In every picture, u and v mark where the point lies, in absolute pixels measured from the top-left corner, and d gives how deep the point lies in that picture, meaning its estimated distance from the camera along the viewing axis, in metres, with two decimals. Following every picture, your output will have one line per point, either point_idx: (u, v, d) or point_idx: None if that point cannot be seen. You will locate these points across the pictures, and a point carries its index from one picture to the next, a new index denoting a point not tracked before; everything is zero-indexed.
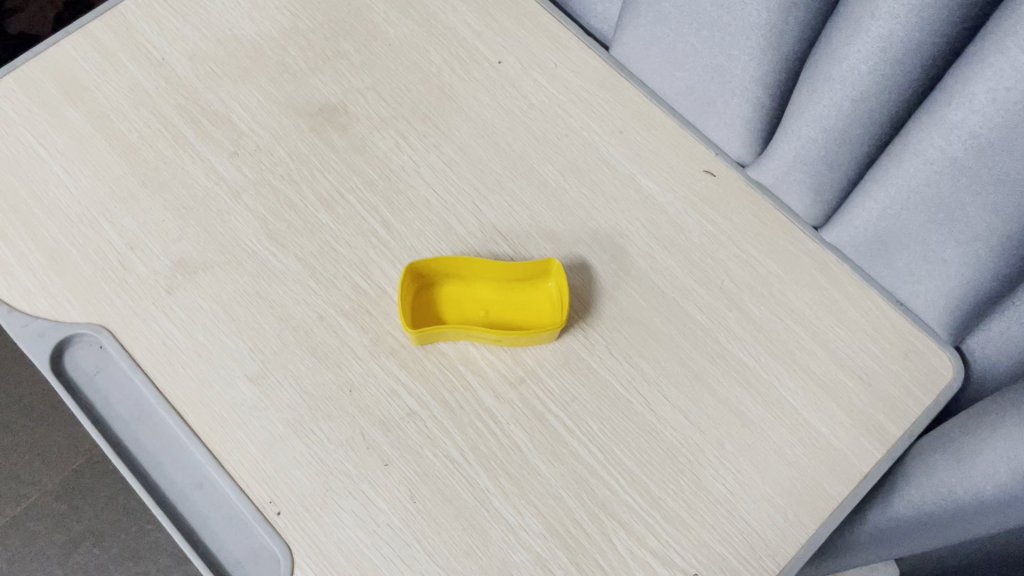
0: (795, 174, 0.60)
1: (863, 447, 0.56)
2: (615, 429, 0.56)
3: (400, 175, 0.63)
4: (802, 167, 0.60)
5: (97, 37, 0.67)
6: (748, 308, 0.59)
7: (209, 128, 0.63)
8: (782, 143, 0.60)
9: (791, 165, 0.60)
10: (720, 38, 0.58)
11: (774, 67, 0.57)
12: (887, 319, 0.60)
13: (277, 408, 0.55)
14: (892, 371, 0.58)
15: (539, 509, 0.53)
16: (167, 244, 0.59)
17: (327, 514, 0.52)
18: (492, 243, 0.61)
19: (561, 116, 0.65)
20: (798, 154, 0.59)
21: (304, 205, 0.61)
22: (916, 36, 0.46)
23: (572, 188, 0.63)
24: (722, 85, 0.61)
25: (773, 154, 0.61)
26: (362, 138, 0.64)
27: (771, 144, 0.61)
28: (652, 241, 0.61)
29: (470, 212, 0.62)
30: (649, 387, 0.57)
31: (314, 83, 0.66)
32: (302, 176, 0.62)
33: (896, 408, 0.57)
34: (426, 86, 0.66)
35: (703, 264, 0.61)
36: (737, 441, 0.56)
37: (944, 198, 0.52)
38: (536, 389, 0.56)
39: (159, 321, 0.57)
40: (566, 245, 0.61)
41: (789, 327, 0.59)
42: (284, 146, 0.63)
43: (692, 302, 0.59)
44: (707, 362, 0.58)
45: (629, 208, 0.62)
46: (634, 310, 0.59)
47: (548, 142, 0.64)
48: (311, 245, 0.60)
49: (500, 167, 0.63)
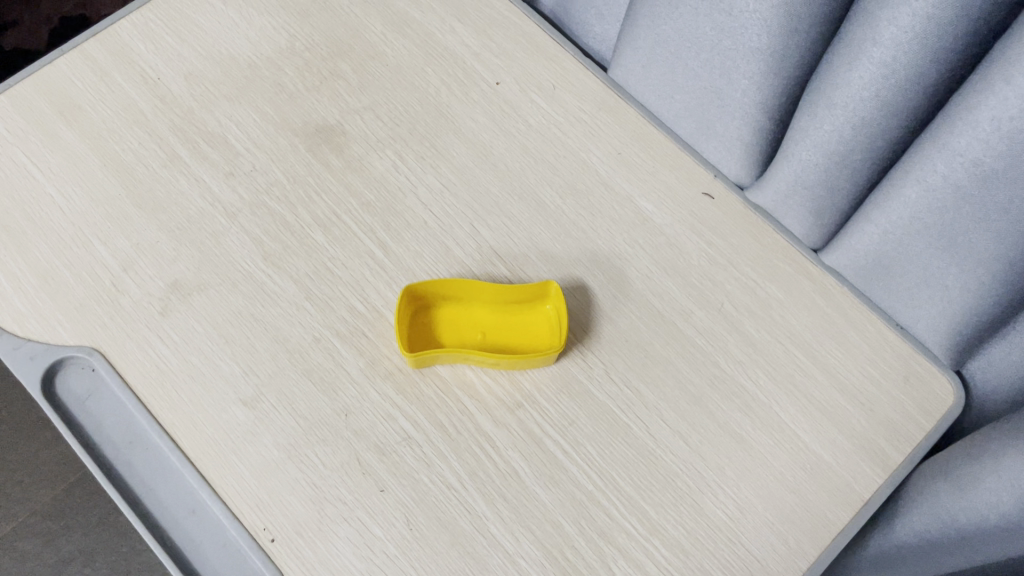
0: (795, 198, 0.60)
1: (863, 472, 0.56)
2: (615, 455, 0.55)
3: (398, 196, 0.62)
4: (801, 190, 0.59)
5: (92, 55, 0.66)
6: (748, 332, 0.59)
7: (204, 147, 0.63)
8: (782, 167, 0.59)
9: (791, 188, 0.60)
10: (720, 61, 0.58)
11: (773, 91, 0.56)
12: (888, 343, 0.59)
13: (272, 432, 0.54)
14: (893, 396, 0.58)
15: (537, 536, 0.53)
16: (161, 265, 0.59)
17: (321, 541, 0.52)
18: (490, 265, 0.60)
19: (560, 136, 0.65)
20: (797, 177, 0.58)
21: (300, 226, 0.61)
22: (919, 63, 0.46)
23: (570, 209, 0.62)
24: (720, 109, 0.61)
25: (772, 177, 0.61)
26: (359, 158, 0.63)
27: (771, 167, 0.61)
28: (651, 264, 0.61)
29: (468, 233, 0.61)
30: (648, 412, 0.56)
31: (312, 103, 0.65)
32: (299, 197, 0.62)
33: (898, 433, 0.57)
34: (424, 107, 0.66)
35: (702, 286, 0.60)
36: (737, 466, 0.55)
37: (946, 224, 0.51)
38: (535, 414, 0.56)
39: (153, 344, 0.57)
40: (565, 267, 0.60)
41: (789, 351, 0.59)
42: (280, 166, 0.63)
43: (692, 325, 0.59)
44: (707, 386, 0.57)
45: (628, 229, 0.62)
46: (634, 333, 0.59)
47: (546, 163, 0.64)
48: (307, 267, 0.59)
49: (498, 188, 0.63)
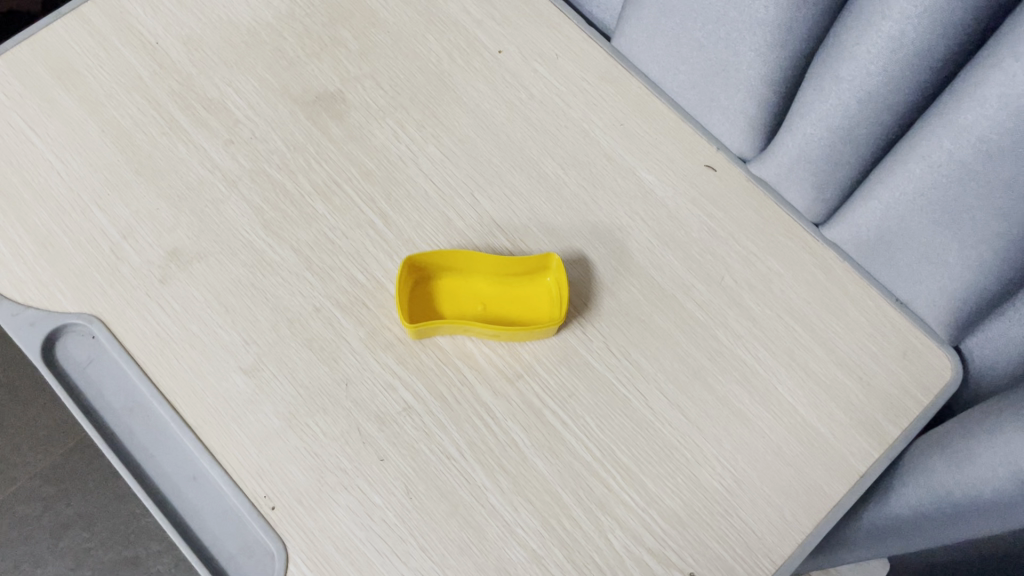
0: (798, 172, 0.60)
1: (860, 446, 0.56)
2: (613, 426, 0.55)
3: (398, 165, 0.62)
4: (805, 164, 0.59)
5: (90, 19, 0.65)
6: (747, 306, 0.59)
7: (203, 114, 0.62)
8: (786, 140, 0.59)
9: (795, 162, 0.59)
10: (725, 34, 0.57)
11: (779, 65, 0.55)
12: (886, 317, 0.60)
13: (272, 401, 0.54)
14: (890, 371, 0.58)
15: (536, 506, 0.53)
16: (160, 233, 0.59)
17: (321, 509, 0.52)
18: (490, 236, 0.60)
19: (561, 107, 0.64)
20: (801, 151, 0.58)
21: (300, 194, 0.60)
22: (928, 38, 0.46)
23: (571, 180, 0.62)
24: (725, 82, 0.60)
25: (776, 150, 0.60)
26: (359, 127, 0.63)
27: (775, 141, 0.60)
28: (651, 236, 0.61)
29: (469, 204, 0.61)
30: (647, 384, 0.57)
31: (311, 70, 0.65)
32: (299, 165, 0.61)
33: (894, 408, 0.57)
34: (425, 76, 0.65)
35: (702, 260, 0.60)
36: (734, 439, 0.56)
37: (950, 202, 0.51)
38: (534, 385, 0.56)
39: (153, 312, 0.57)
40: (565, 239, 0.60)
41: (789, 325, 0.59)
42: (279, 134, 0.62)
43: (691, 299, 0.59)
44: (706, 359, 0.57)
45: (629, 201, 0.62)
46: (633, 305, 0.59)
47: (548, 134, 0.63)
48: (307, 236, 0.59)
49: (499, 158, 0.62)
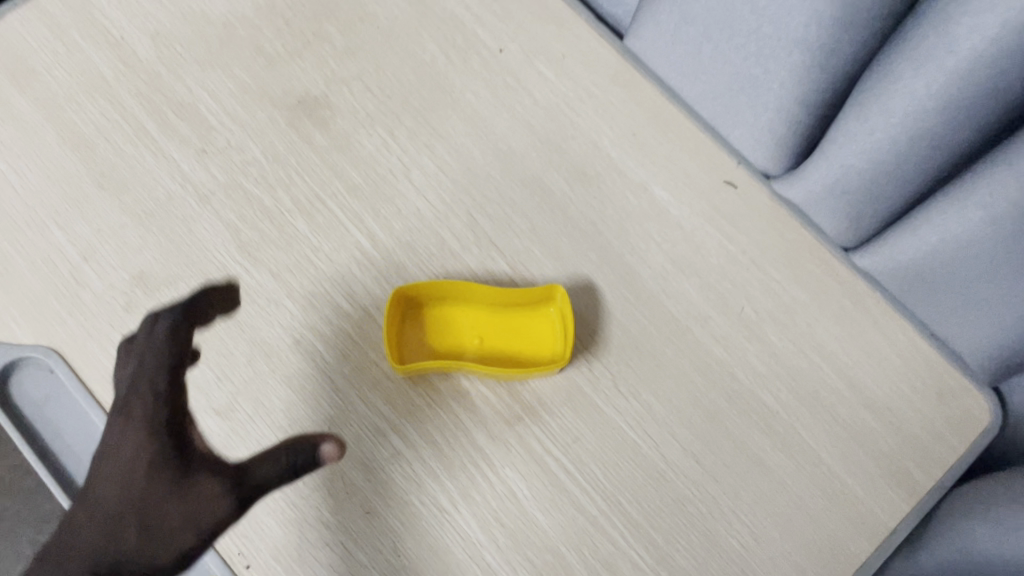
0: (828, 202, 0.52)
1: (889, 499, 0.52)
2: (621, 476, 0.51)
3: (388, 179, 0.56)
4: (836, 195, 0.51)
5: (45, 7, 0.58)
6: (770, 341, 0.54)
7: (173, 119, 0.57)
8: (815, 168, 0.51)
9: (825, 192, 0.52)
10: (756, 50, 0.49)
11: (818, 92, 0.48)
12: (920, 353, 0.54)
13: (248, 447, 0.49)
14: (924, 415, 0.53)
15: (536, 565, 0.49)
16: (126, 255, 0.53)
17: (302, 568, 0.48)
18: (489, 261, 0.55)
19: (568, 114, 0.58)
20: (833, 181, 0.50)
21: (280, 212, 0.55)
22: (1013, 73, 0.38)
23: (578, 198, 0.56)
24: (752, 101, 0.52)
25: (803, 177, 0.53)
26: (345, 135, 0.57)
27: (802, 165, 0.53)
28: (665, 262, 0.55)
29: (465, 224, 0.55)
30: (658, 429, 0.52)
31: (293, 70, 0.58)
32: (278, 179, 0.56)
33: (929, 456, 0.53)
34: (419, 78, 0.59)
35: (721, 288, 0.55)
36: (752, 491, 0.51)
37: (1011, 253, 0.44)
38: (535, 429, 0.52)
39: (117, 344, 0.52)
40: (570, 264, 0.55)
41: (814, 363, 0.54)
42: (258, 143, 0.56)
43: (708, 332, 0.54)
44: (723, 401, 0.53)
45: (641, 222, 0.56)
46: (645, 340, 0.53)
47: (553, 145, 0.57)
48: (287, 259, 0.54)
49: (499, 172, 0.57)
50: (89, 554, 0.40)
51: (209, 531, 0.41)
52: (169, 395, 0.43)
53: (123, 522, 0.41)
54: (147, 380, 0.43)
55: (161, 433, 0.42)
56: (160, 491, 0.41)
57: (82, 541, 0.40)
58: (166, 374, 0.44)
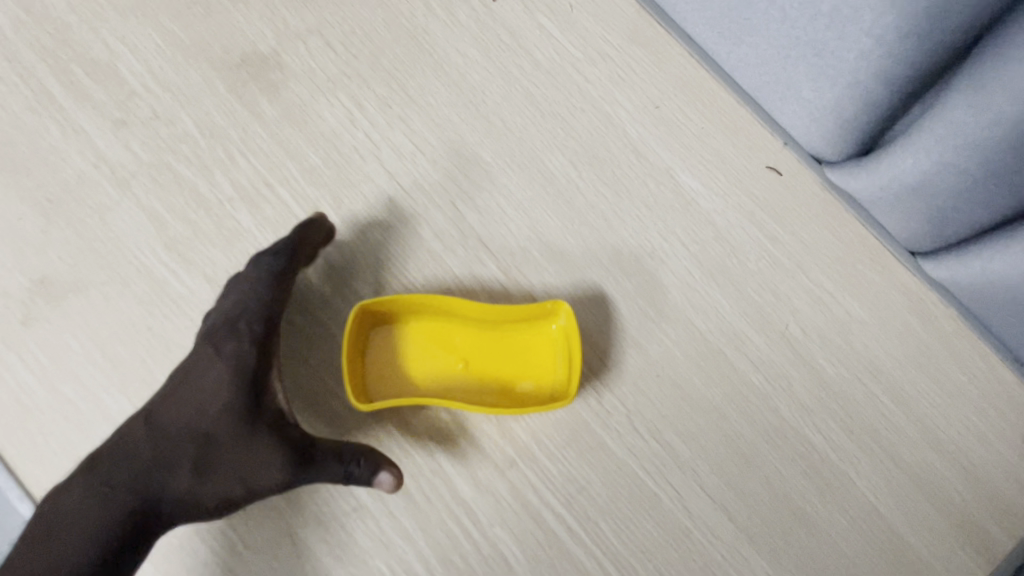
0: (911, 202, 0.40)
1: (961, 563, 0.42)
2: (635, 535, 0.42)
3: (352, 161, 0.45)
4: (922, 197, 0.39)
5: None
6: (818, 367, 0.44)
7: (85, 82, 0.46)
8: (898, 162, 0.39)
9: (908, 192, 0.40)
10: (821, 11, 0.36)
11: (909, 68, 0.35)
12: (1000, 382, 0.44)
13: None
14: (1005, 459, 0.44)
15: None
16: (24, 255, 0.43)
17: None
18: (476, 264, 0.44)
19: (577, 80, 0.47)
20: (921, 182, 0.38)
21: (217, 201, 0.44)
22: None
23: (587, 186, 0.46)
24: (811, 75, 0.39)
25: (879, 171, 0.40)
26: (299, 105, 0.46)
27: (877, 157, 0.40)
28: (692, 267, 0.45)
29: (447, 218, 0.45)
30: (682, 477, 0.43)
31: (235, 20, 0.47)
32: (215, 160, 0.45)
33: (1008, 511, 0.43)
34: (392, 32, 0.47)
35: (760, 300, 0.45)
36: (796, 553, 0.42)
37: None
38: (530, 476, 0.42)
39: (13, 368, 0.42)
40: (576, 268, 0.45)
41: (871, 395, 0.44)
42: (190, 113, 0.46)
43: (745, 356, 0.44)
44: (761, 441, 0.43)
45: (664, 217, 0.46)
46: (667, 365, 0.44)
47: (557, 119, 0.46)
48: (225, 261, 0.44)
49: (490, 154, 0.46)
50: (136, 483, 0.37)
51: (257, 490, 0.38)
52: (259, 348, 0.40)
53: (187, 447, 0.38)
54: (245, 321, 0.40)
55: (245, 382, 0.39)
56: (232, 446, 0.38)
57: (141, 452, 0.37)
58: (264, 322, 0.40)
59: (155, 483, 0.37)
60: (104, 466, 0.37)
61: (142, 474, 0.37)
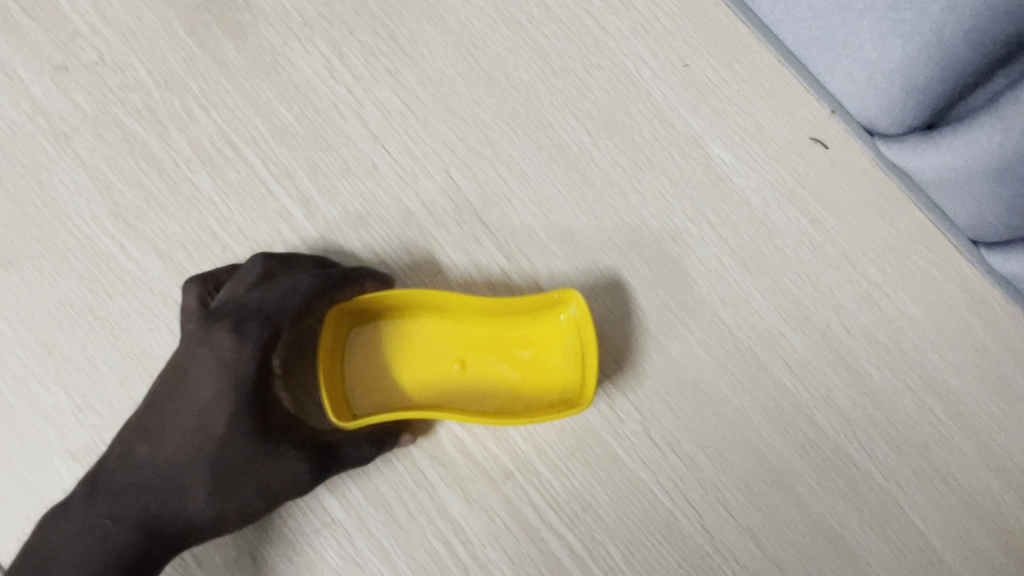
0: (987, 185, 0.34)
1: None
2: (645, 558, 0.37)
3: (331, 120, 0.39)
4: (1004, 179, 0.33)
5: None
6: (864, 373, 0.38)
7: (18, 19, 0.39)
8: (976, 137, 0.32)
9: (985, 173, 0.33)
10: None
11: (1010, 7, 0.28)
12: None
13: None
14: None
15: None
16: None
17: None
18: (472, 244, 0.39)
19: (594, 31, 0.40)
20: (1008, 161, 0.32)
21: (174, 164, 0.39)
22: None
23: (602, 156, 0.39)
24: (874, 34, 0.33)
25: (949, 149, 0.34)
26: (270, 52, 0.39)
27: (945, 135, 0.34)
28: (721, 252, 0.39)
29: (439, 190, 0.39)
30: (700, 493, 0.38)
31: None
32: (171, 115, 0.39)
33: None
34: None
35: (799, 294, 0.39)
36: None
37: None
38: (529, 490, 0.37)
39: None
40: (588, 252, 0.39)
41: (922, 406, 0.38)
42: (142, 59, 0.39)
43: (779, 358, 0.38)
44: (793, 455, 0.38)
45: (690, 193, 0.39)
46: (688, 366, 0.38)
47: (570, 76, 0.40)
48: (181, 234, 0.38)
49: (491, 115, 0.39)
50: (136, 510, 0.32)
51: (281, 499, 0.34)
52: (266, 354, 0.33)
53: (197, 467, 0.32)
54: (251, 319, 0.33)
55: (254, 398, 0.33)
56: (246, 461, 0.33)
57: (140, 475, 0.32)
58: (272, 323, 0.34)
59: (165, 506, 0.32)
60: (108, 489, 0.32)
61: (145, 499, 0.32)
